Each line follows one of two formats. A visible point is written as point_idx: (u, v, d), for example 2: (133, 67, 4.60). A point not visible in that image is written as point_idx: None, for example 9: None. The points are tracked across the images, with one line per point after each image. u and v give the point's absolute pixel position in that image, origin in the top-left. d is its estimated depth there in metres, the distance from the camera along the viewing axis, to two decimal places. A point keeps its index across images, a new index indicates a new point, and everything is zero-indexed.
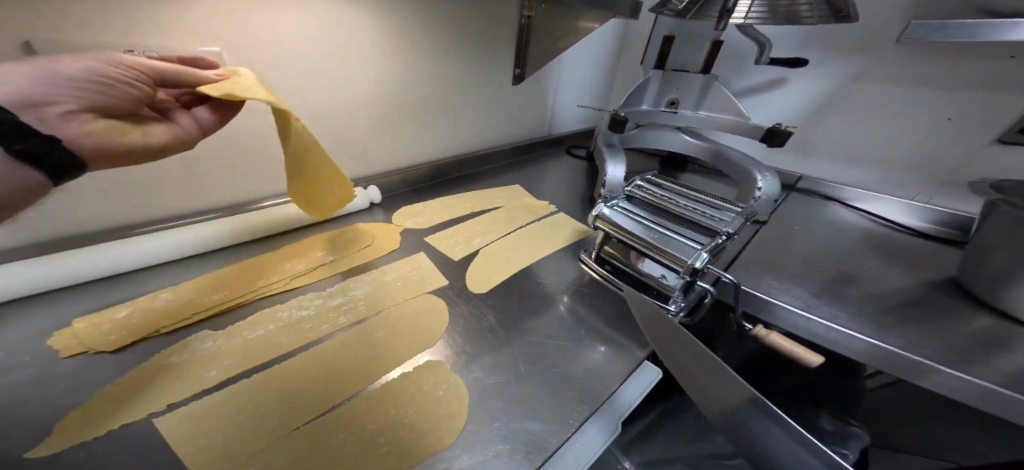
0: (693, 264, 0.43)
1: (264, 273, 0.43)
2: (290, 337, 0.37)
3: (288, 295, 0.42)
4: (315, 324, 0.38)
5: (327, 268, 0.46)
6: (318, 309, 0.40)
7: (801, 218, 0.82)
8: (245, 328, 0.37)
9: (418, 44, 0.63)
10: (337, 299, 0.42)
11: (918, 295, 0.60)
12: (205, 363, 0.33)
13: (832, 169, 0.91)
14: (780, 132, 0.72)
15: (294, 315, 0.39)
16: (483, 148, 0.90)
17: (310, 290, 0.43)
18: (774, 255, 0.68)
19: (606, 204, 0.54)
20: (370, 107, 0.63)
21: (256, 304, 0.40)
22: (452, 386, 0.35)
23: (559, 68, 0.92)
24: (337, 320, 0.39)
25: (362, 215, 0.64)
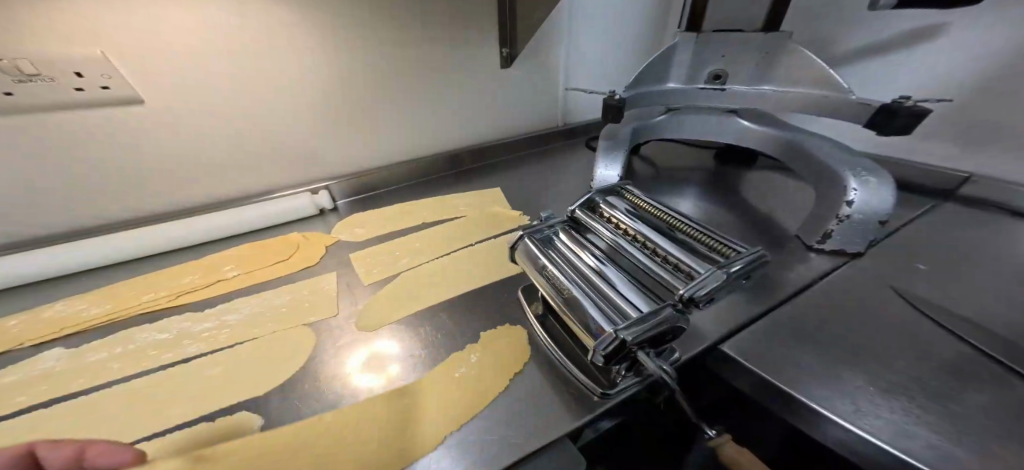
0: (601, 352, 0.30)
1: (154, 290, 0.47)
2: (127, 362, 0.39)
3: (170, 314, 0.44)
4: (161, 351, 0.40)
5: (218, 285, 0.48)
6: (178, 334, 0.41)
7: (938, 243, 0.50)
8: (92, 351, 0.40)
9: (368, 37, 0.60)
10: (205, 325, 0.42)
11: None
12: (51, 379, 0.37)
13: (1023, 167, 0.54)
14: (899, 111, 0.44)
15: (152, 338, 0.41)
16: (477, 143, 0.81)
17: (191, 310, 0.45)
18: (849, 298, 0.42)
19: (534, 236, 0.42)
20: (319, 102, 0.61)
21: (139, 320, 0.43)
22: (239, 449, 0.31)
23: (563, 39, 0.77)
24: (185, 348, 0.40)
25: (313, 222, 0.64)
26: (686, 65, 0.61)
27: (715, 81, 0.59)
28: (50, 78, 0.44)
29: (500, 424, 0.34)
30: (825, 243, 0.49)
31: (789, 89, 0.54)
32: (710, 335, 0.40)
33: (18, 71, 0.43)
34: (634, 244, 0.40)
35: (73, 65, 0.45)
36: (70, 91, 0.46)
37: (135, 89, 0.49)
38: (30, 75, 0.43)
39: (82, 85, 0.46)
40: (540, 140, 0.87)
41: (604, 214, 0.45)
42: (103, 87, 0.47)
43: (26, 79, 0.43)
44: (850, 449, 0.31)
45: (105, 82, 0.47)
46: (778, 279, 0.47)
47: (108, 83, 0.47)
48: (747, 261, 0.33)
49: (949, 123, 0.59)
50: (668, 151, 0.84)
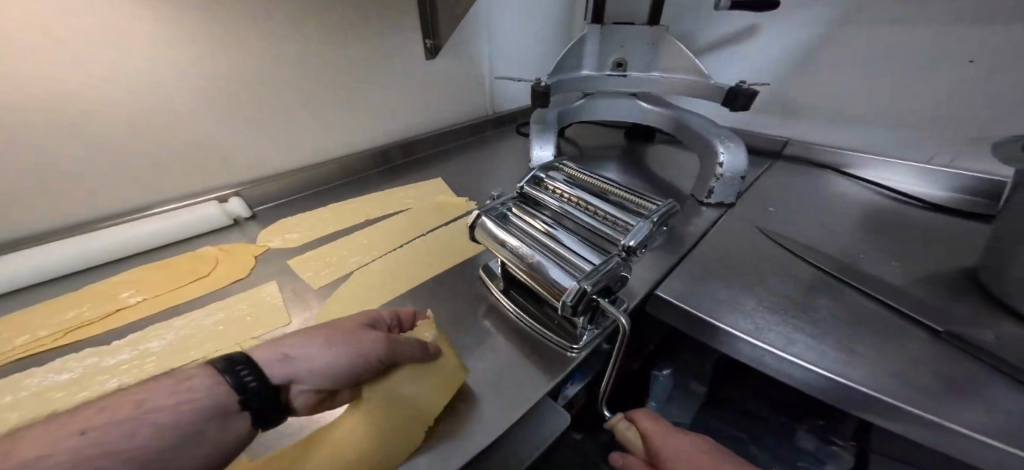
0: (568, 301, 0.33)
1: (31, 330, 0.38)
2: (14, 414, 0.31)
3: (63, 353, 0.36)
4: (68, 393, 0.32)
5: (121, 314, 0.40)
6: (87, 371, 0.34)
7: (780, 191, 0.67)
8: None
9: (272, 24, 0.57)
10: (119, 356, 0.36)
11: (925, 293, 0.45)
12: None
13: (822, 132, 0.76)
14: (741, 92, 0.58)
15: (46, 382, 0.33)
16: (405, 137, 0.81)
17: (94, 345, 0.37)
18: (736, 238, 0.55)
19: (490, 213, 0.44)
20: (218, 97, 0.56)
21: (16, 368, 0.35)
22: None
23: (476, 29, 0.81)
24: (97, 385, 0.33)
25: (229, 233, 0.57)
26: (595, 54, 0.69)
27: (618, 70, 0.69)
28: None
29: (488, 397, 0.36)
30: (711, 197, 0.62)
31: (672, 76, 0.66)
32: (643, 287, 0.48)
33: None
34: (580, 211, 0.45)
35: None
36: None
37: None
38: None
39: None
40: (468, 129, 0.91)
41: (550, 188, 0.49)
42: None
43: None
44: (761, 361, 0.40)
45: None
46: (687, 229, 0.58)
47: None
48: (664, 212, 0.40)
49: (775, 101, 0.79)
50: (590, 133, 0.95)
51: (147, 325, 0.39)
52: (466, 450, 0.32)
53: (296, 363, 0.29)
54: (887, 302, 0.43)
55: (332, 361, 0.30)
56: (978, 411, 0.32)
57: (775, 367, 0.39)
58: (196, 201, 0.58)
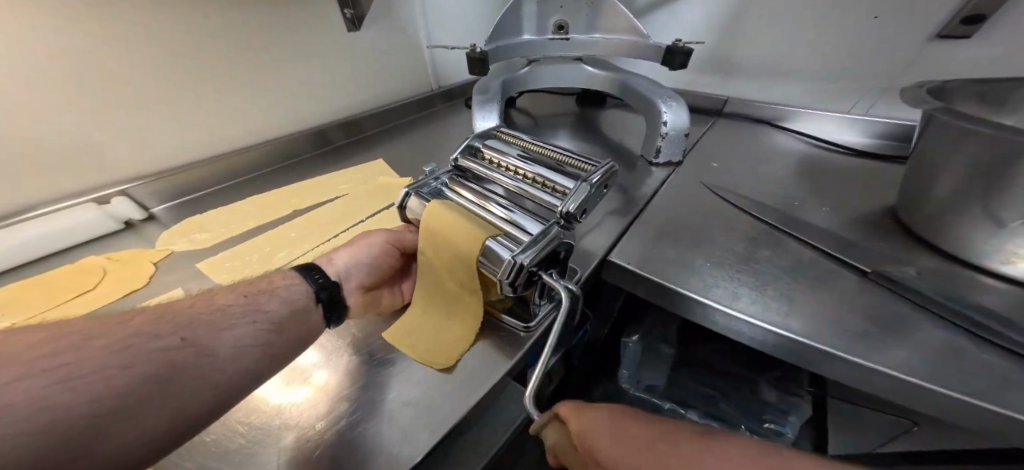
0: (506, 278, 0.30)
1: None
2: None
3: None
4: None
5: None
6: None
7: (720, 147, 0.68)
8: None
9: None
10: None
11: (851, 235, 0.47)
12: None
13: (760, 87, 0.78)
14: (680, 49, 0.57)
15: None
16: (342, 118, 0.75)
17: None
18: (682, 197, 0.55)
19: (418, 188, 0.40)
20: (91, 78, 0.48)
21: None
22: None
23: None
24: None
25: (131, 237, 0.50)
26: (533, 17, 0.65)
27: (559, 33, 0.66)
28: None
29: (436, 386, 0.33)
30: (659, 158, 0.62)
31: (611, 36, 0.63)
32: (596, 253, 0.47)
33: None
34: (522, 180, 0.42)
35: None
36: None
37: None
38: None
39: None
40: (413, 105, 0.85)
41: (490, 159, 0.45)
42: None
43: None
44: (710, 318, 0.40)
45: None
46: (639, 192, 0.57)
47: None
48: (604, 172, 0.38)
49: (714, 61, 0.80)
50: (540, 101, 0.92)
51: None
52: (418, 447, 0.29)
53: (337, 264, 0.37)
54: (823, 250, 0.44)
55: (376, 261, 0.38)
56: (893, 341, 0.34)
57: (724, 323, 0.39)
58: (75, 203, 0.50)
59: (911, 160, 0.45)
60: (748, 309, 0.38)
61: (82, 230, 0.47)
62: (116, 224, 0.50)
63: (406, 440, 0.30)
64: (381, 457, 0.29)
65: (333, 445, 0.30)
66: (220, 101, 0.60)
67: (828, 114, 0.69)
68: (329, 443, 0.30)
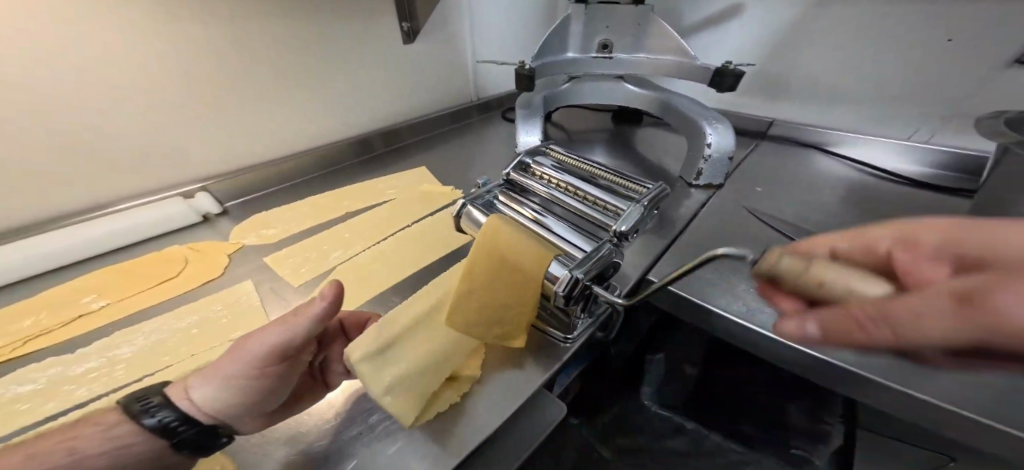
0: (561, 291, 0.31)
1: None
2: None
3: (24, 364, 0.33)
4: (36, 403, 0.30)
5: (84, 320, 0.37)
6: (50, 382, 0.31)
7: (761, 170, 0.67)
8: None
9: (235, 12, 0.54)
10: (86, 364, 0.33)
11: None
12: None
13: (808, 110, 0.76)
14: (730, 71, 0.57)
15: (7, 394, 0.30)
16: (387, 126, 0.80)
17: (57, 354, 0.34)
18: (724, 219, 0.55)
19: (470, 199, 0.42)
20: (179, 82, 0.53)
21: None
22: None
23: (454, 9, 0.79)
24: (40, 406, 0.29)
25: (203, 229, 0.55)
26: (579, 37, 0.68)
27: (603, 52, 0.67)
28: None
29: (478, 388, 0.35)
30: (700, 179, 0.61)
31: (657, 56, 0.64)
32: (635, 272, 0.47)
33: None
34: (569, 196, 0.43)
35: None
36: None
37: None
38: None
39: None
40: (453, 116, 0.89)
41: (536, 173, 0.47)
42: None
43: None
44: (754, 343, 0.39)
45: None
46: (679, 212, 0.57)
47: None
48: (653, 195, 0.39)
49: (760, 83, 0.79)
50: (577, 117, 0.94)
51: (112, 332, 0.36)
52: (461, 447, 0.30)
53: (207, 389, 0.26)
54: None
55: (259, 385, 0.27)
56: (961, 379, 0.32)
57: (768, 349, 0.38)
58: (167, 195, 0.56)
59: (982, 191, 0.43)
60: None
61: (161, 222, 0.52)
62: (191, 217, 0.55)
63: (450, 439, 0.31)
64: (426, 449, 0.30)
65: (376, 438, 0.31)
66: (286, 107, 0.64)
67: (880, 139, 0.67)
68: (372, 436, 0.31)
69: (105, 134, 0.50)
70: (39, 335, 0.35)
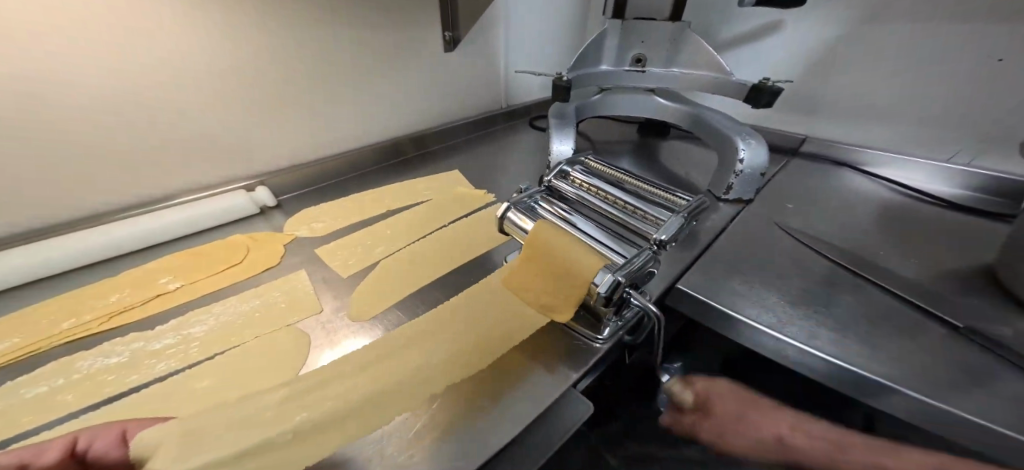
0: (603, 292, 0.33)
1: (76, 313, 0.38)
2: (79, 391, 0.32)
3: (109, 338, 0.37)
4: (122, 374, 0.33)
5: (159, 300, 0.41)
6: (134, 355, 0.35)
7: (792, 186, 0.67)
8: (25, 385, 0.32)
9: (298, 22, 0.57)
10: (164, 341, 0.36)
11: (943, 288, 0.45)
12: None
13: (842, 128, 0.76)
14: (766, 88, 0.57)
15: (98, 364, 0.34)
16: (422, 130, 0.83)
17: (137, 330, 0.38)
18: (755, 232, 0.56)
19: (512, 204, 0.44)
20: (243, 85, 0.56)
21: (70, 350, 0.35)
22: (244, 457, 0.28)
23: (494, 22, 0.83)
24: (126, 378, 0.33)
25: (255, 221, 0.59)
26: (613, 51, 0.70)
27: (637, 65, 0.69)
28: None
29: (516, 384, 0.35)
30: (730, 193, 0.61)
31: (691, 71, 0.66)
32: (666, 279, 0.48)
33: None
34: (607, 204, 0.45)
35: None
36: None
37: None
38: None
39: None
40: (483, 122, 0.92)
41: (573, 181, 0.49)
42: None
43: None
44: (785, 355, 0.40)
45: None
46: (709, 223, 0.57)
47: None
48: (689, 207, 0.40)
49: (794, 99, 0.79)
50: (604, 127, 0.95)
51: (183, 312, 0.40)
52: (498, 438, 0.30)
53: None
54: (911, 300, 0.43)
55: None
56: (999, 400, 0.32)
57: (798, 361, 0.39)
58: (230, 188, 0.60)
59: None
60: (830, 351, 0.37)
61: (223, 212, 0.56)
62: (249, 209, 0.59)
63: (487, 433, 0.30)
64: (461, 444, 0.30)
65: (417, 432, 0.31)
66: (336, 110, 0.68)
67: (915, 159, 0.66)
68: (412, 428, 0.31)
69: (174, 134, 0.53)
70: (121, 312, 0.39)
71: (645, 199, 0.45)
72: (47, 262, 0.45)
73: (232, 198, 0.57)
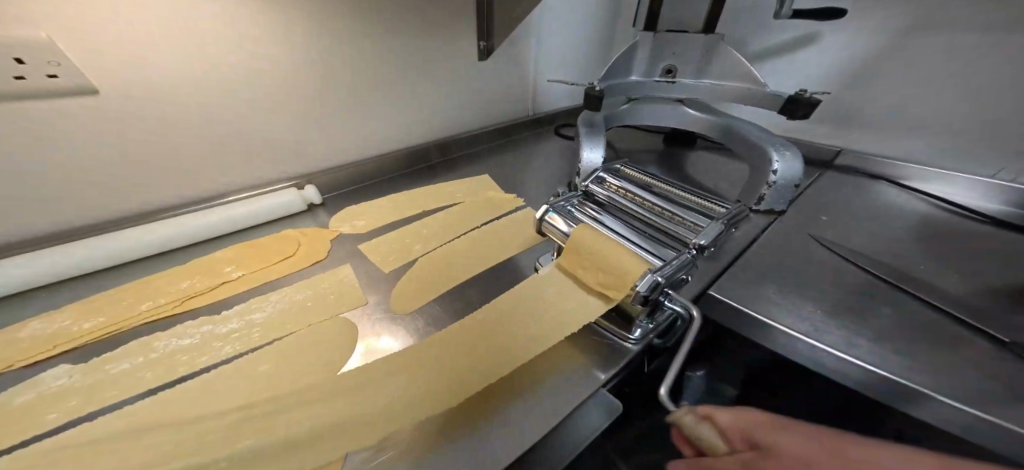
0: (643, 290, 0.34)
1: (151, 297, 0.42)
2: (157, 370, 0.35)
3: (180, 321, 0.40)
4: (193, 355, 0.36)
5: (222, 287, 0.44)
6: (203, 337, 0.38)
7: (826, 197, 0.67)
8: (111, 361, 0.35)
9: (351, 32, 0.61)
10: (229, 325, 0.39)
11: (991, 304, 0.44)
12: (49, 404, 0.32)
13: (880, 140, 0.75)
14: (804, 99, 0.57)
15: (172, 345, 0.37)
16: (455, 135, 0.86)
17: (204, 315, 0.41)
18: (788, 242, 0.55)
19: (550, 206, 0.46)
20: (297, 90, 0.60)
21: (147, 330, 0.39)
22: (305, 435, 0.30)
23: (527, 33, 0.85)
24: (197, 358, 0.36)
25: (301, 217, 0.63)
26: (644, 61, 0.71)
27: (668, 76, 0.70)
28: None
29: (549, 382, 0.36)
30: (761, 203, 0.61)
31: (724, 82, 0.66)
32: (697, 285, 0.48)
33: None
34: (642, 209, 0.46)
35: (14, 49, 0.38)
36: (41, 77, 0.41)
37: (87, 75, 0.43)
38: None
39: (26, 73, 0.40)
40: (511, 129, 0.95)
41: (607, 186, 0.51)
42: (50, 75, 0.41)
43: None
44: (821, 363, 0.40)
45: (52, 69, 0.41)
46: (741, 231, 0.57)
47: (56, 71, 0.41)
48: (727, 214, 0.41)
49: (829, 111, 0.78)
50: (630, 136, 0.96)
51: (243, 299, 0.43)
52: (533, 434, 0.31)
53: None
54: (956, 316, 0.42)
55: None
56: None
57: (834, 370, 0.39)
58: (278, 186, 0.64)
59: None
60: (871, 361, 0.37)
61: (275, 208, 0.60)
62: (298, 205, 0.63)
63: (524, 429, 0.32)
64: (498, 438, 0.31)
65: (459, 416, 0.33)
66: (377, 115, 0.71)
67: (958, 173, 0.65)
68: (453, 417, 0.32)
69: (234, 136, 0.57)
70: (190, 298, 0.42)
71: (680, 205, 0.46)
72: (126, 250, 0.49)
73: (283, 196, 0.60)
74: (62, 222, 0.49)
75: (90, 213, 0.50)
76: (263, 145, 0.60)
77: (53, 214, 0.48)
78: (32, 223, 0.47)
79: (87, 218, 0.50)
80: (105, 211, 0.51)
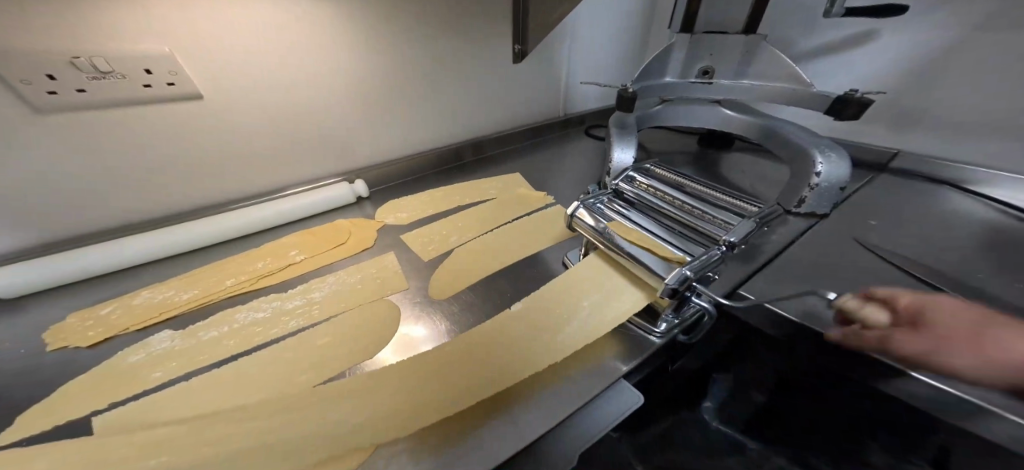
0: (672, 283, 0.35)
1: (230, 276, 0.48)
2: (238, 339, 0.40)
3: (254, 297, 0.46)
4: (266, 327, 0.42)
5: (287, 269, 0.50)
6: (274, 312, 0.44)
7: (872, 201, 0.64)
8: (201, 330, 0.41)
9: (405, 40, 0.65)
10: (295, 302, 0.45)
11: None
12: (156, 362, 0.38)
13: (939, 142, 0.70)
14: (852, 99, 0.56)
15: (249, 317, 0.43)
16: (490, 135, 0.90)
17: (273, 292, 0.47)
18: (828, 246, 0.54)
19: (582, 203, 0.48)
20: (353, 93, 0.65)
21: (228, 304, 0.45)
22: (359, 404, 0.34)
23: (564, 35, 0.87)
24: (270, 330, 0.41)
25: (350, 209, 0.69)
26: (681, 63, 0.71)
27: (704, 77, 0.70)
28: (122, 75, 0.46)
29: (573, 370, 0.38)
30: (800, 206, 0.59)
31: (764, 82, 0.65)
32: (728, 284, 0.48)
33: (93, 68, 0.44)
34: (672, 208, 0.47)
35: (141, 63, 0.46)
36: (161, 85, 0.48)
37: (196, 84, 0.51)
38: (103, 72, 0.45)
39: (149, 82, 0.47)
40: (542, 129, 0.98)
41: (638, 185, 0.52)
42: (168, 84, 0.49)
43: (98, 75, 0.45)
44: None
45: (170, 78, 0.49)
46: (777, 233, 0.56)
47: (174, 79, 0.49)
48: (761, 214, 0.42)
49: (881, 112, 0.75)
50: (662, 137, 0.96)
51: (305, 281, 0.48)
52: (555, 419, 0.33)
53: None
54: None
55: None
56: None
57: None
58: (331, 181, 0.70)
59: None
60: None
61: (327, 201, 0.66)
62: (348, 198, 0.69)
63: (547, 413, 0.34)
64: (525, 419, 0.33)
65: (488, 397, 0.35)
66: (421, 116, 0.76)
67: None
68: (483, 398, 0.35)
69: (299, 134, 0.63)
70: (261, 278, 0.48)
71: (713, 205, 0.46)
72: (205, 236, 0.56)
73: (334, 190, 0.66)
74: (158, 209, 0.56)
75: (179, 203, 0.58)
76: (320, 144, 0.66)
77: (152, 202, 0.56)
78: (135, 211, 0.55)
79: (177, 208, 0.58)
80: (190, 201, 0.58)
